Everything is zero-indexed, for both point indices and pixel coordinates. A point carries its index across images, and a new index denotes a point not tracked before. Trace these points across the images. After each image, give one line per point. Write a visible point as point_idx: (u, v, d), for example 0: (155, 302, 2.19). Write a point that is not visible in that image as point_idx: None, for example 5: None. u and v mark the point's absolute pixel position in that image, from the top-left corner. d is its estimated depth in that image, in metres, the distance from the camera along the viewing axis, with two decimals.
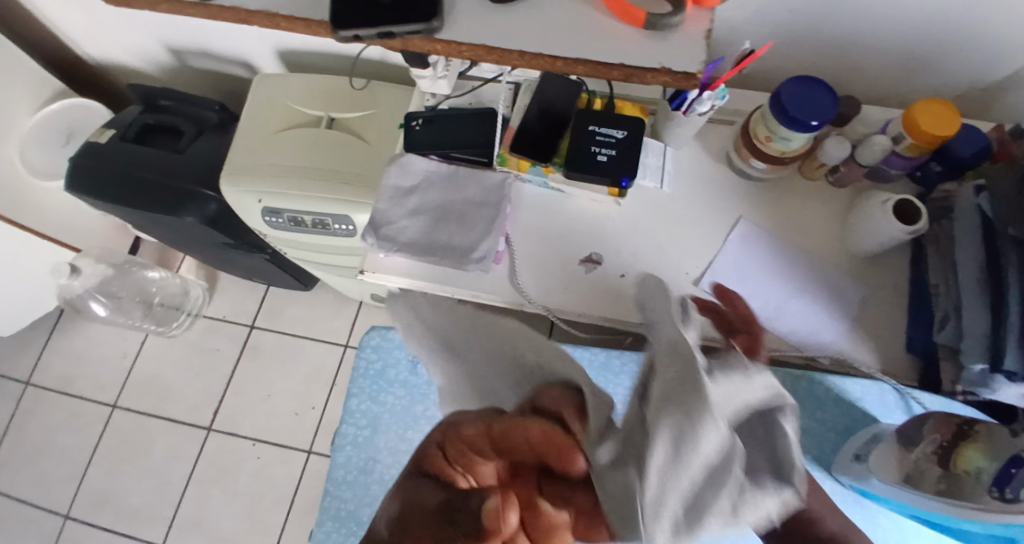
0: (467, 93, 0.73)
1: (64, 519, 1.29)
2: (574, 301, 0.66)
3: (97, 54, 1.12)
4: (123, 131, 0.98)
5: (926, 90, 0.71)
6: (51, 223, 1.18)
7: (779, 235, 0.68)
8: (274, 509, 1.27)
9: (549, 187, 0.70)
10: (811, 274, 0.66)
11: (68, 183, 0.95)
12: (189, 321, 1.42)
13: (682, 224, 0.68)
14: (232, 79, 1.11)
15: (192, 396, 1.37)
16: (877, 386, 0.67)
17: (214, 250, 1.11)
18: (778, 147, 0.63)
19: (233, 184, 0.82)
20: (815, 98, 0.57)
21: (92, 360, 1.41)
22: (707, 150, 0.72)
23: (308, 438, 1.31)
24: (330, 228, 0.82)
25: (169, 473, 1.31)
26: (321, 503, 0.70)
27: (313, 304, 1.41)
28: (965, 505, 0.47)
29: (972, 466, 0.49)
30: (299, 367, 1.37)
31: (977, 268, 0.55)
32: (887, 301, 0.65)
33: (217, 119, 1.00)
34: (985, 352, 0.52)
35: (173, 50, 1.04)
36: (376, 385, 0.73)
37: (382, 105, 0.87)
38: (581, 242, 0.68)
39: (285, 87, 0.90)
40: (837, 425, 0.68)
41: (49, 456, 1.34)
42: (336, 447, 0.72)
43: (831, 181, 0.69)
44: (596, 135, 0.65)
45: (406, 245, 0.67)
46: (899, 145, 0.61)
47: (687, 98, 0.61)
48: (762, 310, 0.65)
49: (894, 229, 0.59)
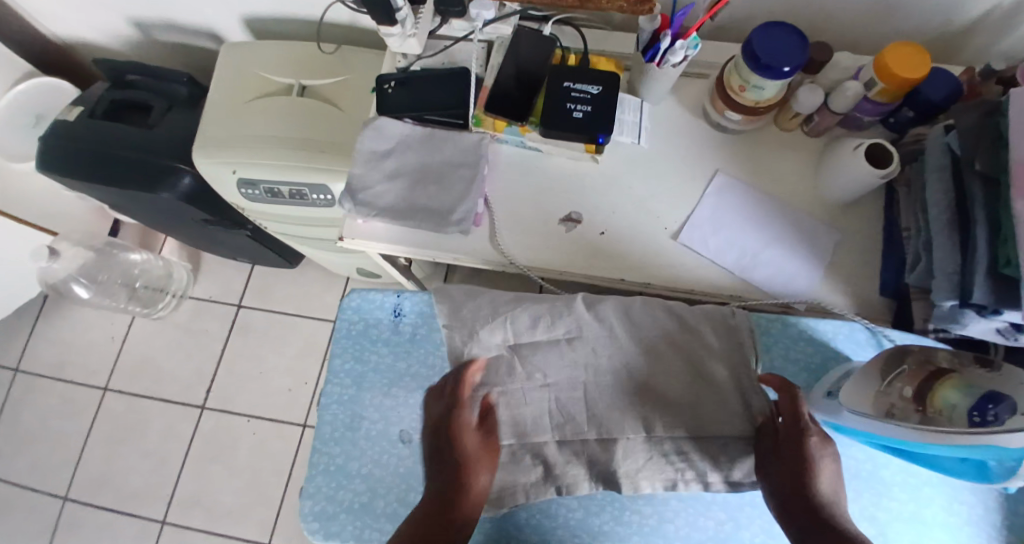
0: (440, 53, 0.73)
1: (62, 502, 1.30)
2: (552, 257, 0.66)
3: (63, 32, 1.09)
4: (92, 108, 0.96)
5: (898, 37, 0.71)
6: (24, 206, 1.16)
7: (754, 183, 0.69)
8: (273, 481, 1.28)
9: (526, 146, 0.70)
10: (785, 222, 0.66)
11: (39, 162, 0.93)
12: (176, 302, 1.41)
13: (658, 176, 0.69)
14: (202, 52, 1.08)
15: (185, 376, 1.37)
16: (848, 325, 0.66)
17: (195, 227, 1.11)
18: (752, 97, 0.63)
19: (207, 156, 0.80)
20: (784, 44, 0.57)
21: (81, 345, 1.40)
22: (683, 101, 0.72)
23: (304, 411, 1.32)
24: (308, 199, 0.81)
25: (166, 453, 1.32)
26: (310, 459, 0.71)
27: (302, 281, 1.41)
28: (936, 428, 0.46)
29: (946, 403, 0.49)
30: (291, 343, 1.37)
31: (948, 208, 0.55)
32: (861, 244, 0.65)
33: (187, 93, 0.96)
34: (954, 287, 0.53)
35: (139, 24, 1.01)
36: (360, 344, 0.74)
37: (354, 69, 0.86)
38: (558, 200, 0.68)
39: (254, 55, 0.87)
40: (811, 364, 0.66)
41: (43, 442, 1.35)
42: (322, 406, 0.73)
43: (806, 131, 0.69)
44: (571, 92, 0.64)
45: (384, 210, 0.66)
46: (870, 90, 0.61)
47: (659, 49, 0.60)
48: (738, 260, 0.65)
49: (867, 173, 0.59)
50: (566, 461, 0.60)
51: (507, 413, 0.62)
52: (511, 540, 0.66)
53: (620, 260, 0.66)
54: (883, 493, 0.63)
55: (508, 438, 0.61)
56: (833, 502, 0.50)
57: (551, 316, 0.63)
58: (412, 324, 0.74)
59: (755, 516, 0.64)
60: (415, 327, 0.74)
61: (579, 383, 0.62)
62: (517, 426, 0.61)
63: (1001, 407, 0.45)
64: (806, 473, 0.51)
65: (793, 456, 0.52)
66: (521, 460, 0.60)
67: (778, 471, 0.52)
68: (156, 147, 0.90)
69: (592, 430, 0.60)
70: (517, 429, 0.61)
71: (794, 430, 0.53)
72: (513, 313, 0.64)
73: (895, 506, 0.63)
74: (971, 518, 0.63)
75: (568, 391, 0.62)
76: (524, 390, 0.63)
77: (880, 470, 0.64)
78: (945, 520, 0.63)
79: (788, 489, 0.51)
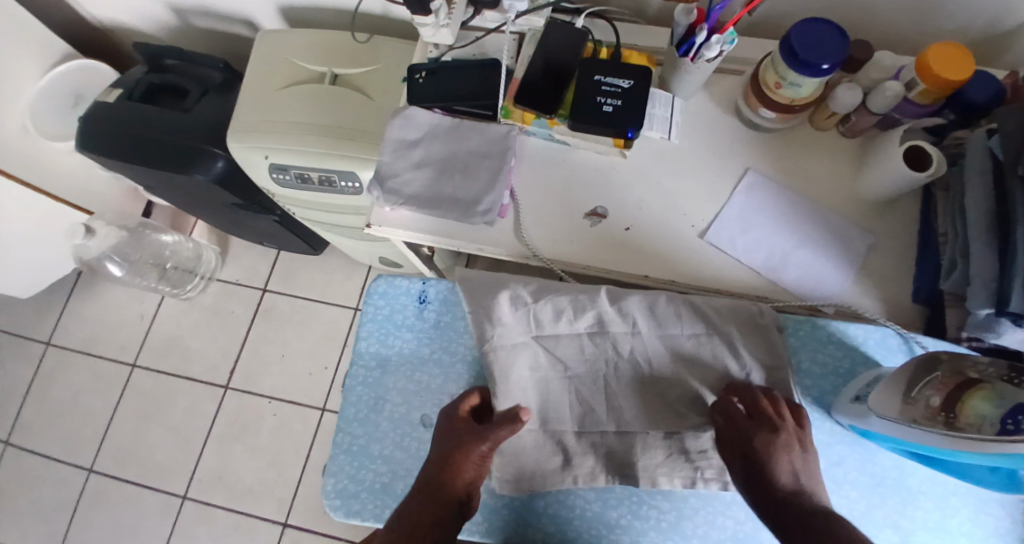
0: (471, 44, 0.73)
1: (90, 473, 1.35)
2: (576, 251, 0.66)
3: (103, 16, 1.12)
4: (130, 91, 0.98)
5: (943, 36, 0.69)
6: (62, 185, 1.20)
7: (787, 182, 0.68)
8: (292, 462, 1.31)
9: (554, 139, 0.70)
10: (817, 223, 0.65)
11: (79, 142, 0.96)
12: (203, 284, 1.45)
13: (686, 173, 0.68)
14: (237, 38, 1.10)
15: (210, 356, 1.41)
16: (880, 330, 0.65)
17: (225, 211, 1.13)
18: (788, 94, 0.62)
19: (240, 141, 0.82)
20: (825, 41, 0.56)
21: (112, 322, 1.45)
22: (715, 98, 0.71)
23: (323, 396, 1.35)
24: (337, 186, 0.83)
25: (189, 429, 1.36)
26: (334, 438, 0.73)
27: (325, 267, 1.43)
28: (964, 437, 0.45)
29: (977, 412, 0.47)
30: (313, 328, 1.40)
31: (988, 213, 0.54)
32: (894, 248, 0.64)
33: (221, 78, 0.99)
34: (990, 295, 0.51)
35: (177, 10, 1.03)
36: (384, 329, 0.75)
37: (386, 58, 0.86)
38: (585, 193, 0.68)
39: (288, 42, 0.89)
40: (837, 367, 0.65)
41: (73, 414, 1.40)
42: (347, 387, 0.74)
43: (842, 131, 0.68)
44: (602, 85, 0.63)
45: (411, 198, 0.67)
46: (911, 91, 0.59)
47: (694, 43, 0.60)
48: (765, 261, 0.64)
49: (905, 174, 0.58)
50: (586, 451, 0.61)
51: (539, 397, 0.63)
52: (528, 528, 0.66)
53: (645, 256, 0.65)
54: (909, 501, 0.62)
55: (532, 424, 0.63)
56: (801, 493, 0.52)
57: (574, 310, 0.63)
58: (436, 311, 0.74)
59: None
60: (440, 314, 0.74)
61: (599, 375, 0.63)
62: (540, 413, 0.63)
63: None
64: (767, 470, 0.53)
65: (748, 452, 0.54)
66: (545, 446, 0.62)
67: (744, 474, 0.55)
68: (191, 131, 0.92)
69: (613, 423, 0.61)
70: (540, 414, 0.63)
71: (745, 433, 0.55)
72: (538, 304, 0.63)
73: (920, 514, 0.62)
74: (998, 531, 0.61)
75: (589, 383, 0.63)
76: (550, 378, 0.64)
77: (907, 478, 0.63)
78: (972, 531, 0.61)
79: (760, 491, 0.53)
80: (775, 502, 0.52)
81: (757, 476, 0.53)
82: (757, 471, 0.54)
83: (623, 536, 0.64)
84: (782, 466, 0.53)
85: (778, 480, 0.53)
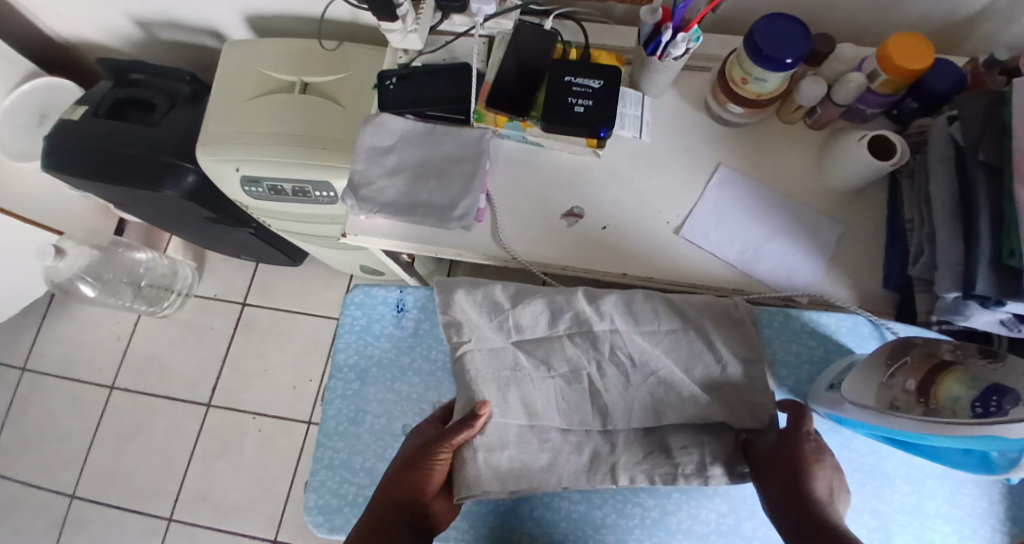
0: (440, 49, 0.73)
1: (70, 499, 1.31)
2: (554, 252, 0.66)
3: (65, 31, 1.09)
4: (95, 107, 0.96)
5: (901, 27, 0.70)
6: (28, 205, 1.16)
7: (757, 176, 0.69)
8: (280, 477, 1.29)
9: (527, 141, 0.70)
10: (788, 215, 0.66)
11: (44, 161, 0.94)
12: (181, 300, 1.42)
13: (660, 170, 0.69)
14: (204, 50, 1.08)
15: (191, 374, 1.38)
16: (851, 318, 0.67)
17: (198, 225, 1.11)
18: (755, 89, 0.62)
19: (210, 153, 0.81)
20: (787, 35, 0.57)
21: (87, 344, 1.41)
22: (685, 95, 0.72)
23: (308, 408, 1.33)
24: (312, 196, 0.82)
25: (172, 450, 1.33)
26: (314, 453, 0.72)
27: (305, 278, 1.42)
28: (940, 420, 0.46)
29: (952, 395, 0.48)
30: (295, 341, 1.38)
31: (951, 198, 0.55)
32: (864, 237, 0.65)
33: (190, 91, 0.97)
34: (957, 279, 0.52)
35: (141, 23, 1.01)
36: (363, 339, 0.74)
37: (356, 65, 0.86)
38: (560, 194, 0.68)
39: (256, 52, 0.88)
40: (813, 357, 0.67)
41: (51, 441, 1.36)
42: (326, 401, 0.73)
43: (809, 123, 0.69)
44: (572, 85, 0.64)
45: (385, 205, 0.66)
46: (874, 82, 0.60)
47: (661, 42, 0.60)
48: (739, 255, 0.65)
49: (869, 164, 0.59)
50: (572, 449, 0.60)
51: (517, 401, 0.61)
52: (514, 532, 0.66)
53: (622, 254, 0.66)
54: (885, 486, 0.63)
55: (517, 419, 0.61)
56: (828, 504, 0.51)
57: (553, 315, 0.64)
58: (415, 319, 0.74)
59: (757, 509, 0.64)
60: (418, 322, 0.74)
61: (581, 374, 0.62)
62: (527, 408, 0.61)
63: (1006, 397, 0.45)
64: (803, 479, 0.52)
65: (788, 465, 0.53)
66: (528, 440, 0.60)
67: (774, 481, 0.54)
68: (160, 145, 0.90)
69: (598, 421, 0.61)
70: (528, 410, 0.61)
71: (790, 442, 0.55)
72: (516, 309, 0.64)
73: (898, 498, 0.63)
74: (974, 511, 0.63)
75: (572, 383, 0.62)
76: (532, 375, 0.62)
77: (883, 463, 0.64)
78: (948, 512, 0.62)
79: (786, 495, 0.52)
80: (802, 509, 0.51)
81: (790, 482, 0.52)
82: (786, 481, 0.53)
83: (609, 535, 0.64)
84: (819, 478, 0.53)
85: (813, 488, 0.52)
